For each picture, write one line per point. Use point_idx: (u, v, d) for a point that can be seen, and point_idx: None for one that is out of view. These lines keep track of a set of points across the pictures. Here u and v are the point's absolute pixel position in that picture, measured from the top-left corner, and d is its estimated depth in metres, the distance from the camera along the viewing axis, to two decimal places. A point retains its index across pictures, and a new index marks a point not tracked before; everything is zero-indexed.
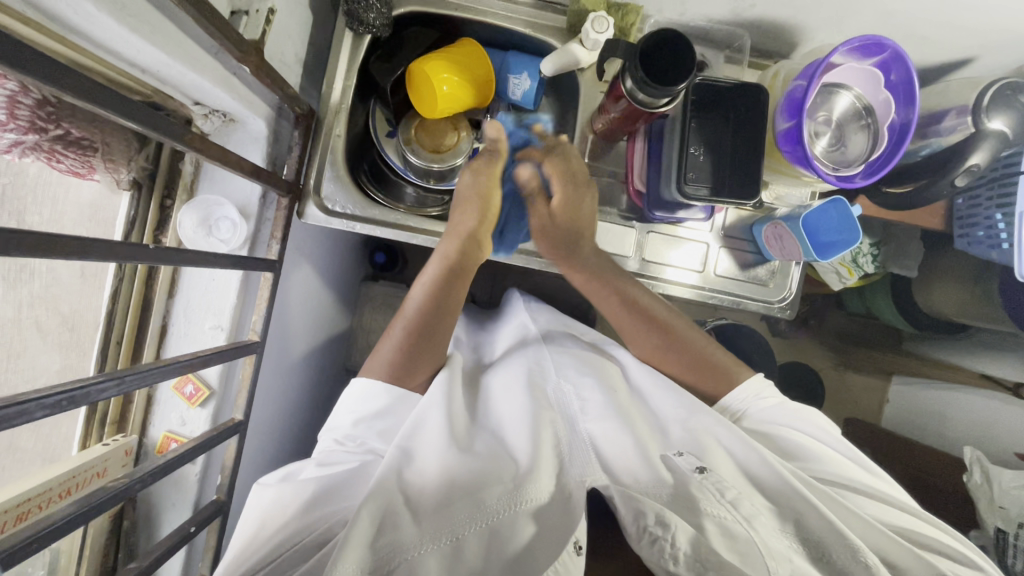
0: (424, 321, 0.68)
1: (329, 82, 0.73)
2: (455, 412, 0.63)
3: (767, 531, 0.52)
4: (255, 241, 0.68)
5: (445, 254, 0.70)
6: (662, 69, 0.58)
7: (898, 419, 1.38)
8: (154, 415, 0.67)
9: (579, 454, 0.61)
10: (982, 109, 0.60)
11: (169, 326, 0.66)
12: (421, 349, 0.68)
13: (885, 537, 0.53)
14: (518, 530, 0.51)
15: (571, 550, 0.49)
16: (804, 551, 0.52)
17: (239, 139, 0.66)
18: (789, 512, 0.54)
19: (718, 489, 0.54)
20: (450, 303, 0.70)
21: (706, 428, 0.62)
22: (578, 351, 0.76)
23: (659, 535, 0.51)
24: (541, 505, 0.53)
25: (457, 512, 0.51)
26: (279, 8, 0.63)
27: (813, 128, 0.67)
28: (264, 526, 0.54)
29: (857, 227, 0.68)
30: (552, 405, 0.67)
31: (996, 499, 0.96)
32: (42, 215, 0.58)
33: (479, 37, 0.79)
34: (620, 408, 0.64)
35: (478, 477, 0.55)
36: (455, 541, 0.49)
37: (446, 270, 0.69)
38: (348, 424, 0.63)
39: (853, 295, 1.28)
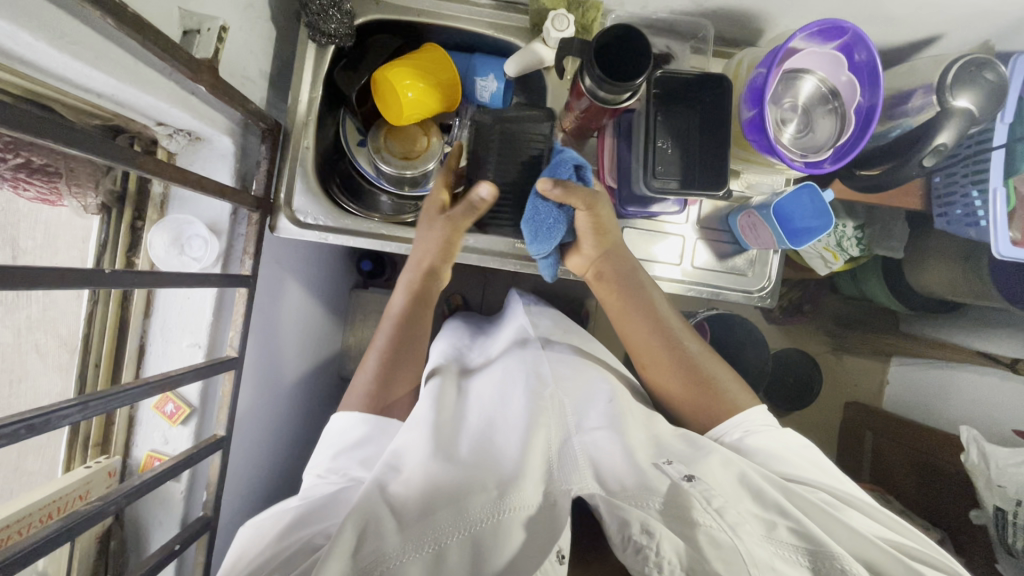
0: (397, 351, 0.69)
1: (295, 96, 0.73)
2: (441, 422, 0.63)
3: (751, 539, 0.50)
4: (229, 257, 0.69)
5: (410, 283, 0.71)
6: (620, 63, 0.58)
7: (899, 400, 1.37)
8: (137, 435, 0.68)
9: (571, 461, 0.59)
10: (947, 87, 0.59)
11: (147, 345, 0.67)
12: (395, 375, 0.69)
13: (866, 542, 0.52)
14: (502, 541, 0.50)
15: (554, 559, 0.48)
16: (793, 558, 0.50)
17: (206, 156, 0.67)
18: (775, 520, 0.52)
19: (705, 496, 0.52)
20: (419, 331, 0.71)
21: (698, 448, 0.60)
22: (578, 362, 0.75)
23: (644, 544, 0.49)
24: (528, 512, 0.53)
25: (442, 521, 0.50)
26: (235, 24, 0.63)
27: (780, 115, 0.66)
28: (245, 553, 0.54)
29: (829, 211, 0.67)
30: (551, 409, 0.65)
31: (994, 477, 0.95)
32: (36, 241, 0.62)
33: (445, 41, 0.79)
34: (615, 416, 0.63)
35: (463, 486, 0.54)
36: (438, 550, 0.48)
37: (413, 299, 0.71)
38: (328, 458, 0.62)
39: (846, 278, 1.27)
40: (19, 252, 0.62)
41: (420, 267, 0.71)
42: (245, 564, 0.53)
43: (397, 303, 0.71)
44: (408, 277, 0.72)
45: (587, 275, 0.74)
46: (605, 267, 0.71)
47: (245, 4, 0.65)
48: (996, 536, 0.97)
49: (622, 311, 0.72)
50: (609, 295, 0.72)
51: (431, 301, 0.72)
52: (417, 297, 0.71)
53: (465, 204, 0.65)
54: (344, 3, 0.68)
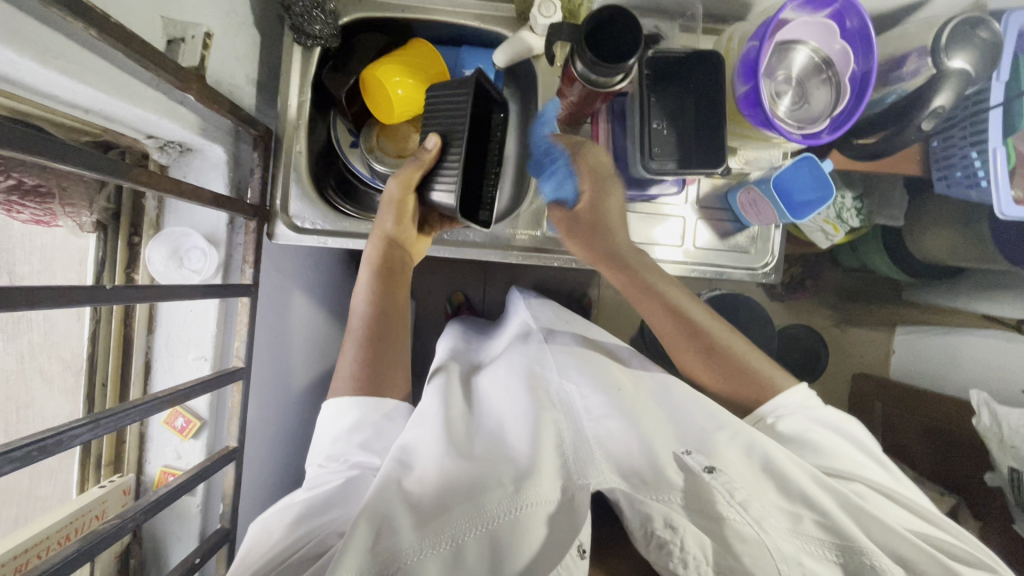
0: (376, 327, 0.68)
1: (284, 101, 0.72)
2: (451, 417, 0.63)
3: (777, 533, 0.50)
4: (229, 267, 0.68)
5: (373, 256, 0.69)
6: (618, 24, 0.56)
7: (908, 369, 1.38)
8: (149, 451, 0.67)
9: (583, 454, 0.58)
10: (941, 49, 0.58)
11: (152, 361, 0.67)
12: (373, 358, 0.66)
13: (898, 536, 0.51)
14: (522, 536, 0.49)
15: (575, 554, 0.48)
16: (821, 553, 0.50)
17: (199, 167, 0.66)
18: (801, 512, 0.53)
19: (728, 489, 0.52)
20: (392, 303, 0.69)
21: (717, 426, 0.59)
22: (582, 350, 0.74)
23: (668, 539, 0.50)
24: (545, 505, 0.52)
25: (459, 517, 0.50)
26: (218, 30, 0.62)
27: (774, 88, 0.66)
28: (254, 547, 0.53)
29: (831, 181, 0.67)
30: (554, 404, 0.65)
31: (1007, 438, 0.95)
32: (31, 265, 0.60)
33: (431, 35, 0.78)
34: (626, 407, 0.61)
35: (479, 481, 0.53)
36: (455, 546, 0.48)
37: (378, 272, 0.69)
38: (328, 444, 0.62)
39: (846, 250, 1.28)
40: (14, 276, 0.59)
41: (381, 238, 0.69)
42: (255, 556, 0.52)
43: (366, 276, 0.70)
44: (370, 251, 0.70)
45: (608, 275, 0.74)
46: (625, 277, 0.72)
47: (228, 11, 0.64)
48: (1012, 496, 0.97)
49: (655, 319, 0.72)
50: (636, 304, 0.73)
51: (398, 272, 0.71)
52: (381, 269, 0.69)
53: (413, 157, 0.65)
54: (327, 3, 0.67)
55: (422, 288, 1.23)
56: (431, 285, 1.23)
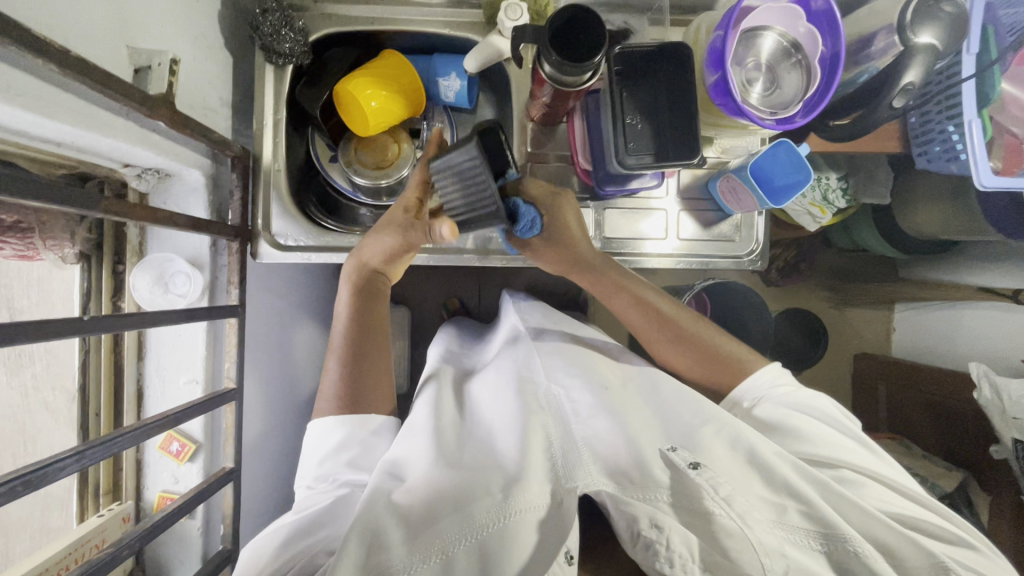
0: (354, 347, 0.68)
1: (259, 121, 0.72)
2: (440, 427, 0.63)
3: (761, 526, 0.49)
4: (215, 289, 0.68)
5: (353, 275, 0.71)
6: (587, 29, 0.56)
7: (910, 344, 1.39)
8: (146, 477, 0.67)
9: (573, 455, 0.58)
10: (907, 27, 0.57)
11: (144, 388, 0.67)
12: (358, 373, 0.67)
13: (878, 522, 0.52)
14: (510, 544, 0.49)
15: (563, 561, 0.51)
16: (806, 543, 0.50)
17: (179, 192, 0.67)
18: (786, 503, 0.52)
19: (712, 484, 0.51)
20: (374, 322, 0.70)
21: (703, 421, 0.60)
22: (567, 350, 0.74)
23: (654, 539, 0.50)
24: (533, 511, 0.52)
25: (447, 528, 0.50)
26: (186, 55, 0.62)
27: (744, 76, 0.65)
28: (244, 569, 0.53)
29: (807, 163, 0.66)
30: (544, 407, 0.65)
31: (1009, 410, 0.95)
32: (26, 300, 0.63)
33: (403, 46, 0.78)
34: (612, 405, 0.63)
35: (466, 490, 0.53)
36: (445, 559, 0.48)
37: (356, 289, 0.70)
38: (316, 465, 0.62)
39: (839, 231, 1.28)
40: (13, 312, 0.63)
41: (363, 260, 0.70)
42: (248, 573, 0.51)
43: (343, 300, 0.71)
44: (349, 271, 0.71)
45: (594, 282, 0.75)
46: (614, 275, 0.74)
47: (196, 36, 0.64)
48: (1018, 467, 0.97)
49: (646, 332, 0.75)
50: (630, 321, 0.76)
51: (379, 291, 0.72)
52: (360, 288, 0.70)
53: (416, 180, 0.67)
54: (295, 21, 0.68)
55: (416, 296, 1.24)
56: (427, 292, 1.24)
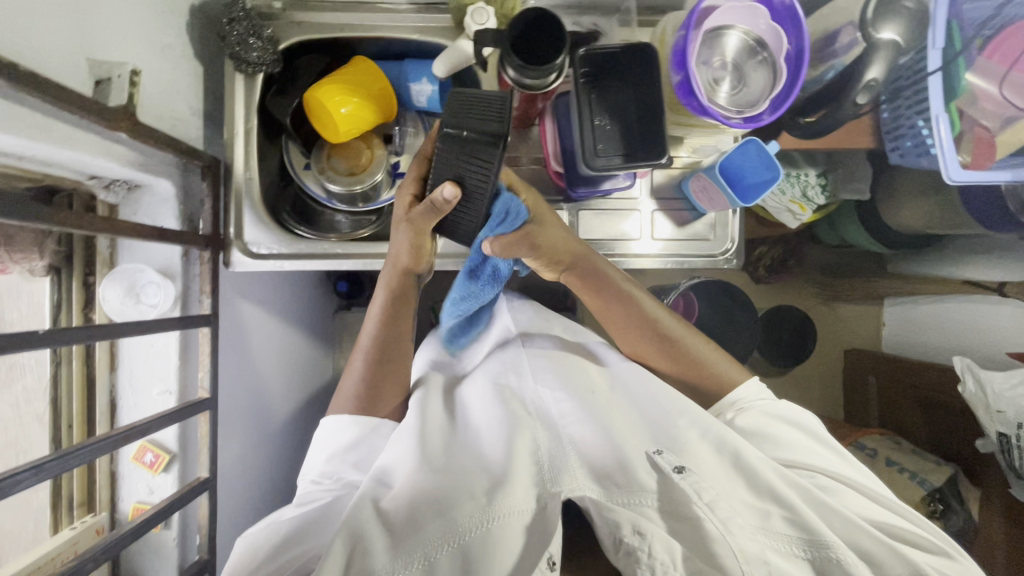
0: (379, 350, 0.69)
1: (230, 130, 0.72)
2: (427, 429, 0.63)
3: (741, 532, 0.51)
4: (187, 299, 0.68)
5: (388, 281, 0.69)
6: (540, 26, 0.56)
7: (899, 339, 1.39)
8: (121, 488, 0.67)
9: (559, 458, 0.58)
10: (868, 23, 0.57)
11: (118, 400, 0.67)
12: (379, 379, 0.69)
13: (859, 530, 0.53)
14: (491, 548, 0.50)
15: (545, 567, 0.49)
16: (787, 549, 0.52)
17: (149, 203, 0.67)
18: (770, 509, 0.54)
19: (696, 489, 0.53)
20: (403, 328, 0.70)
21: (688, 420, 0.61)
22: (556, 354, 0.74)
23: (636, 546, 0.51)
24: (517, 514, 0.52)
25: (431, 533, 0.50)
26: (152, 66, 0.62)
27: (711, 76, 0.64)
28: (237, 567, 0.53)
29: (775, 162, 0.67)
30: (529, 411, 0.65)
31: (993, 404, 0.94)
32: None
33: (374, 52, 0.78)
34: (596, 409, 0.63)
35: (450, 493, 0.53)
36: (428, 564, 0.49)
37: (390, 296, 0.69)
38: (322, 461, 0.64)
39: (825, 226, 1.28)
40: None
41: (397, 264, 0.67)
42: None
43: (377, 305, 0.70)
44: (385, 274, 0.69)
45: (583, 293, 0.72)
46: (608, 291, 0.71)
47: (162, 46, 0.64)
48: (1003, 460, 0.98)
49: (638, 348, 0.73)
50: (624, 337, 0.74)
51: (412, 298, 0.70)
52: (394, 294, 0.69)
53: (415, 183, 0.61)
54: (263, 29, 0.68)
55: None
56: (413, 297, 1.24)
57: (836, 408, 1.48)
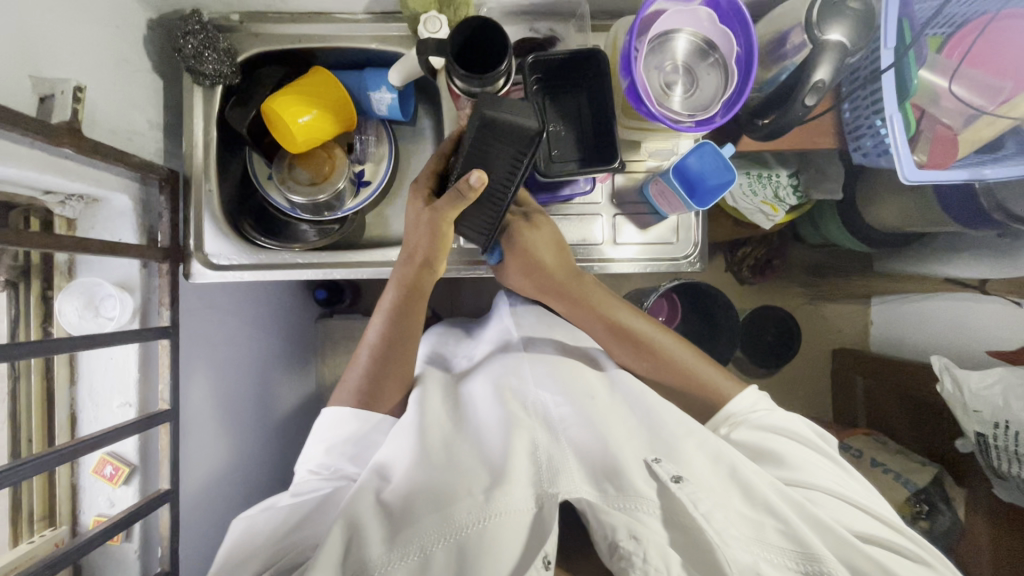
0: (385, 346, 0.69)
1: (189, 142, 0.72)
2: (426, 429, 0.63)
3: (737, 543, 0.51)
4: (146, 311, 0.69)
5: (401, 276, 0.70)
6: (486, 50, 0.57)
7: (885, 338, 1.38)
8: (82, 501, 0.67)
9: (557, 460, 0.58)
10: (813, 24, 0.57)
11: (78, 412, 0.67)
12: (382, 372, 0.69)
13: (856, 545, 0.53)
14: (487, 547, 0.50)
15: (539, 567, 0.49)
16: (784, 563, 0.51)
17: (106, 216, 0.67)
18: (765, 521, 0.53)
19: (694, 499, 0.53)
20: (411, 324, 0.70)
21: (686, 431, 0.60)
22: (556, 359, 0.73)
23: (631, 551, 0.50)
24: (513, 512, 0.53)
25: (426, 528, 0.52)
26: (104, 81, 0.63)
27: (663, 80, 0.64)
28: (238, 548, 0.58)
29: (730, 166, 0.67)
30: (531, 414, 0.65)
31: (969, 402, 0.93)
32: None
33: (334, 61, 0.79)
34: (595, 414, 0.63)
35: (447, 491, 0.55)
36: (422, 559, 0.50)
37: (403, 293, 0.70)
38: (320, 453, 0.65)
39: (807, 225, 1.26)
40: None
41: (413, 256, 0.69)
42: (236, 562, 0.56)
43: (387, 299, 0.71)
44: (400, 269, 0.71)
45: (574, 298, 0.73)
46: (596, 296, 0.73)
47: (116, 61, 0.65)
48: (982, 459, 0.96)
49: (632, 360, 0.73)
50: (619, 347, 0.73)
51: (423, 294, 0.71)
52: (407, 289, 0.70)
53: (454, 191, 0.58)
54: (218, 42, 0.68)
55: None
56: None
57: (825, 408, 1.47)
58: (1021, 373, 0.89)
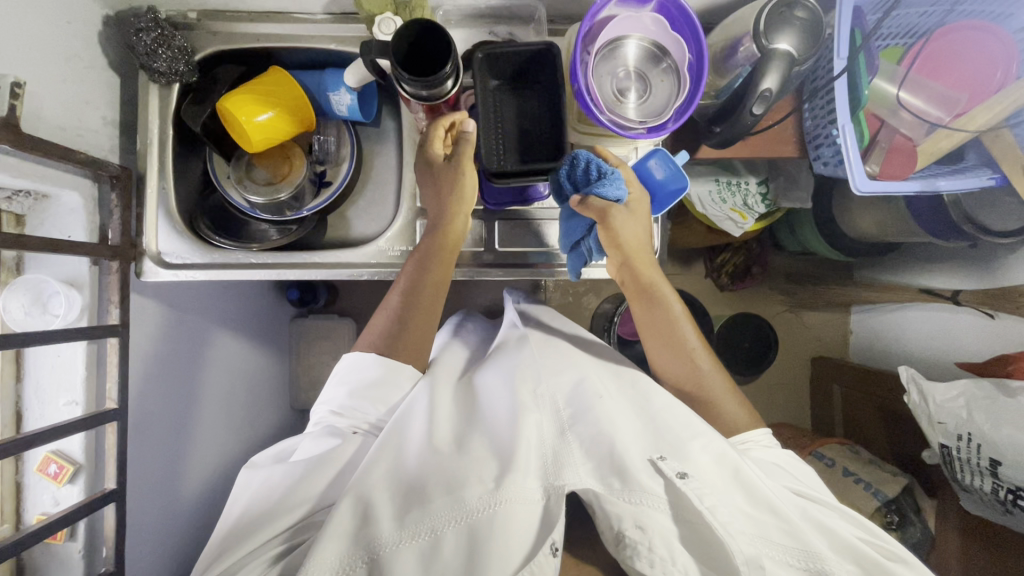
0: (413, 292, 0.69)
1: (145, 141, 0.73)
2: (434, 422, 0.64)
3: (742, 536, 0.53)
4: (96, 310, 0.68)
5: (435, 222, 0.69)
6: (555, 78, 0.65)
7: (865, 348, 1.37)
8: (27, 499, 0.67)
9: (565, 457, 0.60)
10: (761, 34, 0.57)
11: (23, 410, 0.67)
12: (410, 317, 0.69)
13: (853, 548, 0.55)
14: (498, 530, 0.53)
15: (548, 552, 0.52)
16: (784, 558, 0.54)
17: (55, 213, 0.66)
18: (766, 518, 0.55)
19: (699, 494, 0.55)
20: (442, 270, 0.69)
21: (692, 434, 0.61)
22: (568, 354, 0.74)
23: (637, 540, 0.54)
24: (519, 500, 0.55)
25: (438, 510, 0.54)
26: (53, 77, 0.63)
27: (616, 86, 0.64)
28: (252, 506, 0.59)
29: (682, 173, 0.67)
30: (546, 410, 0.66)
31: (934, 415, 0.92)
32: None
33: (296, 62, 0.79)
34: (608, 415, 0.63)
35: (459, 477, 0.57)
36: (432, 541, 0.53)
37: (434, 239, 0.69)
38: (342, 396, 0.66)
39: (785, 231, 1.25)
40: None
41: (446, 202, 0.68)
42: (258, 514, 0.58)
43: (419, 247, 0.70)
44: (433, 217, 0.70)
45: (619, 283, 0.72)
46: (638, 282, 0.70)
47: (68, 58, 0.65)
48: (948, 472, 0.95)
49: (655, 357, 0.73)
50: (647, 341, 0.73)
51: (455, 242, 0.69)
52: (439, 236, 0.69)
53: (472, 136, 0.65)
54: (174, 40, 0.69)
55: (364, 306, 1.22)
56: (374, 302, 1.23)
57: (803, 417, 1.46)
58: (984, 386, 0.88)
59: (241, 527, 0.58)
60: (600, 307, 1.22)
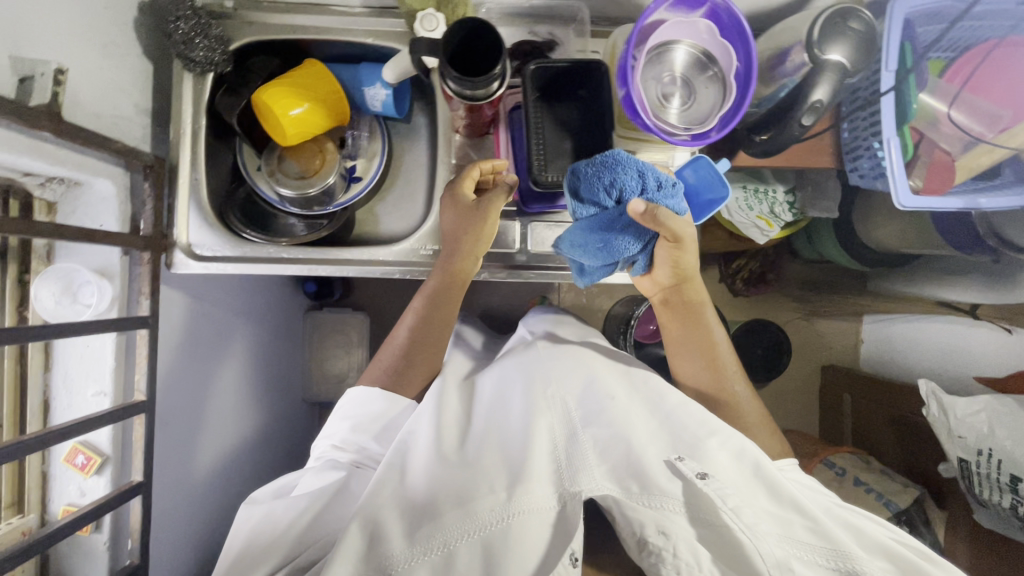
0: (420, 331, 0.72)
1: (178, 130, 0.72)
2: (443, 427, 0.65)
3: (767, 539, 0.52)
4: (127, 301, 0.68)
5: (444, 266, 0.71)
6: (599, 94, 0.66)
7: (876, 358, 1.37)
8: (52, 490, 0.66)
9: (577, 458, 0.59)
10: (814, 44, 0.56)
11: (51, 399, 0.66)
12: (414, 354, 0.72)
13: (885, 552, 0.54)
14: (512, 540, 0.52)
15: (567, 562, 0.51)
16: (814, 560, 0.52)
17: (86, 201, 0.65)
18: (792, 518, 0.54)
19: (720, 495, 0.54)
20: (447, 312, 0.72)
21: (707, 432, 0.61)
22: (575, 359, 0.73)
23: (661, 546, 0.52)
24: (536, 508, 0.54)
25: (450, 524, 0.53)
26: (90, 63, 0.62)
27: (661, 90, 0.63)
28: (254, 541, 0.58)
29: (725, 182, 0.65)
30: (559, 413, 0.64)
31: (954, 428, 0.92)
32: None
33: (330, 54, 0.78)
34: (619, 420, 0.62)
35: (470, 489, 0.56)
36: (446, 553, 0.52)
37: (441, 282, 0.71)
38: (345, 430, 0.67)
39: (803, 239, 1.25)
40: None
41: (455, 250, 0.70)
42: (263, 546, 0.57)
43: (429, 283, 0.73)
44: (443, 258, 0.72)
45: (655, 298, 0.74)
46: (677, 298, 0.72)
47: (104, 44, 0.64)
48: (965, 485, 0.96)
49: (686, 370, 0.74)
50: (679, 353, 0.74)
51: (461, 285, 0.72)
52: (447, 279, 0.71)
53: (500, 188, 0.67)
54: (211, 29, 0.67)
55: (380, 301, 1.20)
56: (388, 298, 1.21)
57: (812, 425, 1.46)
58: (1006, 402, 0.88)
59: (247, 558, 0.57)
60: (616, 310, 1.22)
